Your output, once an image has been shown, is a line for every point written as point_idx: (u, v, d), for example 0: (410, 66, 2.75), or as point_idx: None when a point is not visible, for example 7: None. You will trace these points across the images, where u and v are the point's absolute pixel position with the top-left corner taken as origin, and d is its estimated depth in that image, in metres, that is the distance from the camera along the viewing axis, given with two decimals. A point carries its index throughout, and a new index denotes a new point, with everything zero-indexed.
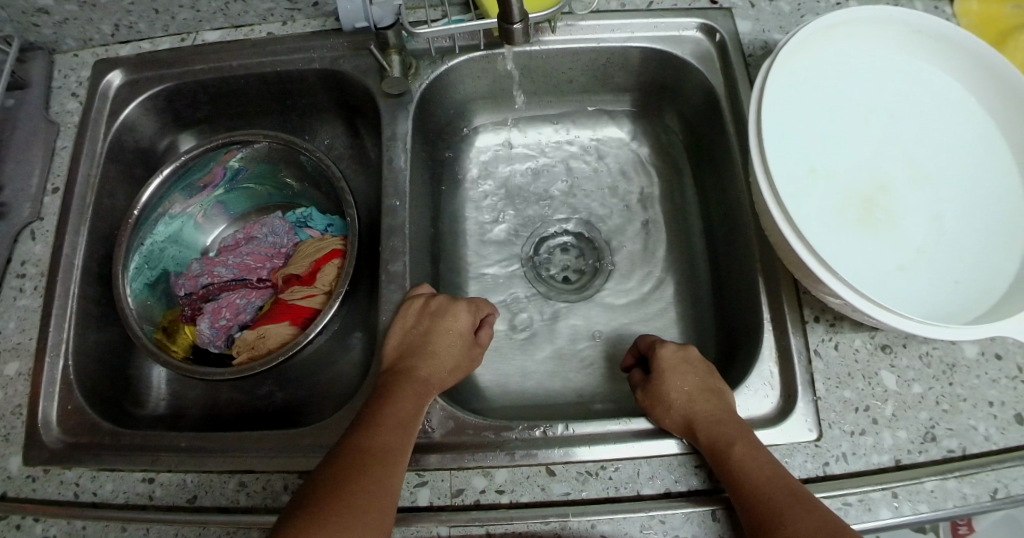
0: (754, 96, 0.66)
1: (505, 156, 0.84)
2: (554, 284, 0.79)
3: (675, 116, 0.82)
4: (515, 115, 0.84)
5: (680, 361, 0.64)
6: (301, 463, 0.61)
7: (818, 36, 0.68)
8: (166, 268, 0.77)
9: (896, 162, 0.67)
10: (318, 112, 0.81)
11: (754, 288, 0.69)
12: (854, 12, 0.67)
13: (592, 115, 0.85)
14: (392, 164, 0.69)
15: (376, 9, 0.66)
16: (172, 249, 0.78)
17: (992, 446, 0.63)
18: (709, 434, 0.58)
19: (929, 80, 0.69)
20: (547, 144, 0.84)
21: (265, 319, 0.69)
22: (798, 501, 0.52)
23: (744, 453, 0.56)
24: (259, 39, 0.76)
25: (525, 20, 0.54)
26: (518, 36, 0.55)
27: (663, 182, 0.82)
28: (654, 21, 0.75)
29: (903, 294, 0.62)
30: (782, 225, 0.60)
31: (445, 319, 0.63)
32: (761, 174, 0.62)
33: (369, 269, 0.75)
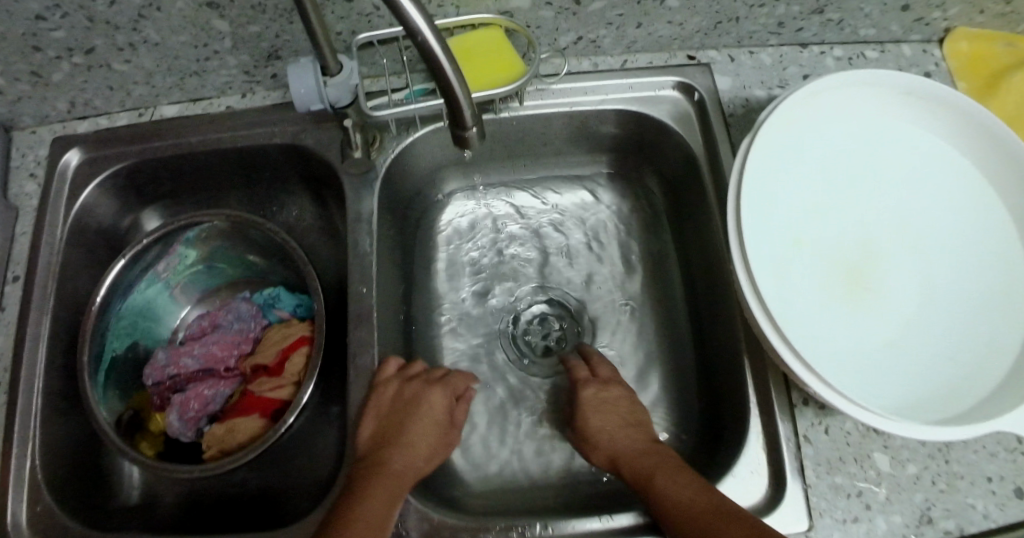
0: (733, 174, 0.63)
1: (477, 218, 0.81)
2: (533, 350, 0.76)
3: (655, 174, 0.79)
4: (490, 179, 0.81)
5: (613, 398, 0.65)
6: None
7: (800, 103, 0.65)
8: (132, 344, 0.75)
9: (884, 228, 0.64)
10: (284, 184, 0.78)
11: (738, 366, 0.66)
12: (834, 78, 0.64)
13: (569, 176, 0.82)
14: (357, 248, 0.67)
15: (332, 90, 0.63)
16: (140, 324, 0.76)
17: (993, 527, 0.61)
18: (632, 468, 0.58)
19: (915, 138, 0.66)
20: (521, 204, 0.81)
21: (234, 412, 0.68)
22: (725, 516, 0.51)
23: (665, 480, 0.55)
24: (217, 113, 0.74)
25: (477, 121, 0.51)
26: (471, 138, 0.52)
27: (644, 242, 0.79)
28: (630, 81, 0.72)
29: (899, 374, 0.59)
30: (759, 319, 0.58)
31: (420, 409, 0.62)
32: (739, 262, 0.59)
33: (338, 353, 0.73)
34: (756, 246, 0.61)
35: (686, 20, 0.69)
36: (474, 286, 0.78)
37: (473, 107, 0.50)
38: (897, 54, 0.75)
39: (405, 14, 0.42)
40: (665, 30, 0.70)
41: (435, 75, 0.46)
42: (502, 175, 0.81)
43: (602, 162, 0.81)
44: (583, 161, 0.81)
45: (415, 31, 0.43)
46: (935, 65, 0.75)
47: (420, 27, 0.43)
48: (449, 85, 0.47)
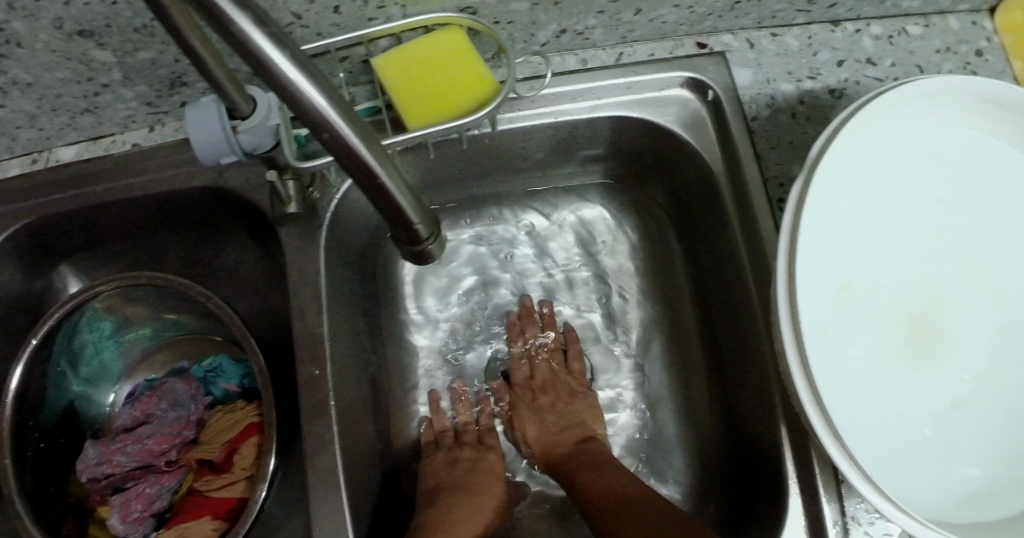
0: (786, 225, 0.49)
1: (452, 254, 0.68)
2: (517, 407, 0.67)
3: (661, 186, 0.66)
4: (465, 202, 0.68)
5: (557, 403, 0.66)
6: None
7: (860, 120, 0.50)
8: (65, 420, 0.64)
9: (950, 267, 0.52)
10: (219, 228, 0.65)
11: (773, 431, 0.55)
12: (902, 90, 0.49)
13: (556, 191, 0.69)
14: (304, 319, 0.55)
15: (245, 137, 0.49)
16: (71, 394, 0.65)
17: None
18: (561, 470, 0.61)
19: (981, 152, 0.53)
20: (501, 235, 0.69)
21: (182, 514, 0.57)
22: (635, 512, 0.54)
23: (586, 479, 0.58)
24: (123, 154, 0.60)
25: (436, 232, 0.44)
26: (431, 248, 0.45)
27: (648, 267, 0.68)
28: (627, 81, 0.58)
29: (963, 451, 0.49)
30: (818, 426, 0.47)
31: (474, 473, 0.61)
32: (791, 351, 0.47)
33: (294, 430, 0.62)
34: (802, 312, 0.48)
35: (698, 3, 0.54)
36: (453, 335, 0.67)
37: (428, 218, 0.43)
38: (944, 28, 0.61)
39: (314, 111, 0.33)
40: (670, 16, 0.55)
41: (356, 175, 0.37)
42: (473, 196, 0.68)
43: (595, 172, 0.68)
44: (573, 172, 0.67)
45: (323, 127, 0.33)
46: (987, 42, 0.60)
47: (330, 122, 0.33)
48: (378, 184, 0.37)
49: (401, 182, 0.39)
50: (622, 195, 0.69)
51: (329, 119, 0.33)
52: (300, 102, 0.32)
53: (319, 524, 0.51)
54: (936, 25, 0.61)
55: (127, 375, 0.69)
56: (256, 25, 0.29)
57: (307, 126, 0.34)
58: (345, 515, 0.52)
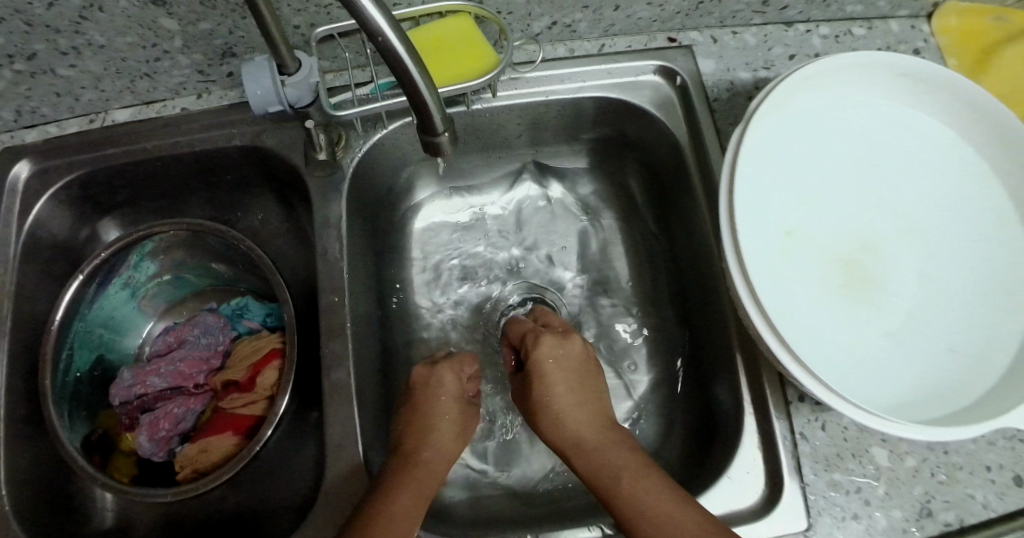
0: (725, 169, 0.58)
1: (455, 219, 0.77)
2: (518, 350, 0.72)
3: (638, 166, 0.75)
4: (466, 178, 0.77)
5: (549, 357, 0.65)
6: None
7: (795, 88, 0.60)
8: (99, 355, 0.71)
9: (884, 216, 0.61)
10: (248, 187, 0.73)
11: (730, 362, 0.63)
12: (832, 61, 0.59)
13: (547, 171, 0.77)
14: (326, 254, 0.64)
15: (290, 90, 0.60)
16: (104, 334, 0.72)
17: (990, 513, 0.63)
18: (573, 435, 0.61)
19: (910, 121, 0.62)
20: (497, 204, 0.78)
21: (206, 430, 0.65)
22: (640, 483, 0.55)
23: (609, 454, 0.58)
24: (172, 117, 0.69)
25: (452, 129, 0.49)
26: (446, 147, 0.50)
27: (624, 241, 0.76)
28: (607, 67, 0.68)
29: (895, 372, 0.57)
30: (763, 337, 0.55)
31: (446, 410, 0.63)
32: (734, 270, 0.56)
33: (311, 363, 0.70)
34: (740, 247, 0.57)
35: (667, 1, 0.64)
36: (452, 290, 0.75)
37: (446, 115, 0.48)
38: (886, 30, 0.72)
39: (365, 14, 0.39)
40: (644, 13, 0.66)
41: (397, 73, 0.43)
42: (477, 169, 0.76)
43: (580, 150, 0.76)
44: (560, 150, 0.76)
45: (374, 29, 0.40)
46: (924, 42, 0.72)
47: (379, 27, 0.40)
48: (412, 81, 0.44)
49: (432, 83, 0.45)
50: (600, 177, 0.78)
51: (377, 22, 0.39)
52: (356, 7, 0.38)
53: (332, 427, 0.59)
54: (878, 27, 0.72)
55: (158, 318, 0.77)
56: None
57: (364, 30, 0.40)
58: (354, 421, 0.59)
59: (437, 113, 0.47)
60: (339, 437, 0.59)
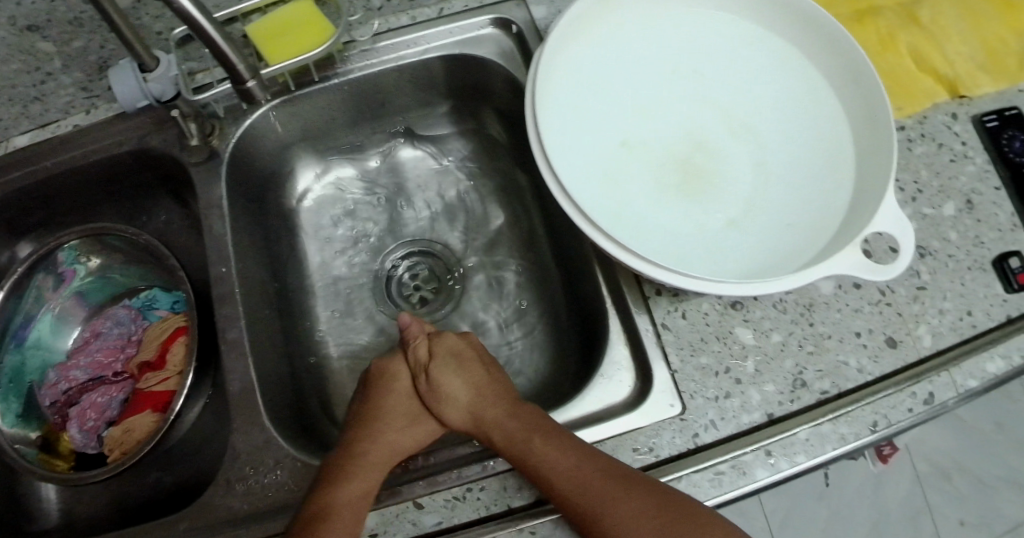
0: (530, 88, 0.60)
1: (336, 188, 0.79)
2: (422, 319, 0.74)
3: (494, 115, 0.77)
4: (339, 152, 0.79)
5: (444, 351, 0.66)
6: None
7: (595, 9, 0.64)
8: (31, 381, 0.74)
9: (707, 115, 0.65)
10: (146, 193, 0.78)
11: (593, 275, 0.67)
12: None
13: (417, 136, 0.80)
14: (211, 232, 0.67)
15: (152, 84, 0.65)
16: (35, 357, 0.75)
17: (866, 377, 0.67)
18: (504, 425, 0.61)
19: (717, 26, 0.67)
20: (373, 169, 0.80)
21: (129, 412, 0.69)
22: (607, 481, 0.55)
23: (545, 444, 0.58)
24: (69, 134, 0.73)
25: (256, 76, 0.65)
26: (257, 93, 0.67)
27: (499, 191, 0.79)
28: (449, 27, 0.71)
29: (737, 252, 0.61)
30: (601, 240, 0.57)
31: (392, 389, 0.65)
32: (552, 181, 0.57)
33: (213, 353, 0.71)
34: (570, 163, 0.61)
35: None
36: (343, 258, 0.77)
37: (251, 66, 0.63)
38: None
39: None
40: None
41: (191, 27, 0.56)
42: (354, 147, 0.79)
43: (440, 109, 0.78)
44: (424, 114, 0.78)
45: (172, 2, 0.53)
46: None
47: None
48: (206, 35, 0.57)
49: (225, 35, 0.58)
50: (470, 138, 0.80)
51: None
52: None
53: (232, 384, 0.64)
54: None
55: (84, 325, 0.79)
56: None
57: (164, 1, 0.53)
58: (251, 375, 0.64)
59: (237, 58, 0.62)
60: (240, 391, 0.64)
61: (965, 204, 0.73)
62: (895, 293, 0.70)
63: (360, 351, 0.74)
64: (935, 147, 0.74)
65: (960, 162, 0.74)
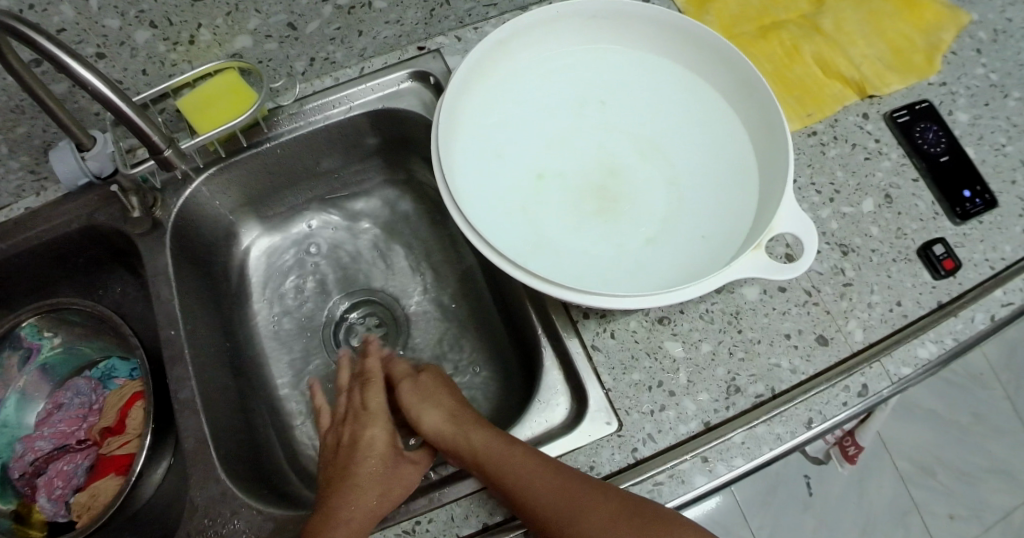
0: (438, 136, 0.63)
1: (284, 248, 0.82)
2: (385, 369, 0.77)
3: (423, 161, 0.80)
4: (282, 213, 0.82)
5: (412, 393, 0.66)
6: None
7: (496, 53, 0.67)
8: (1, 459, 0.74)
9: (617, 142, 0.69)
10: (100, 267, 0.81)
11: (524, 305, 0.70)
12: (518, 22, 0.66)
13: (355, 188, 0.83)
14: (159, 297, 0.70)
15: (91, 162, 0.69)
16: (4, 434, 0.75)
17: (800, 377, 0.69)
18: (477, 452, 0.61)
19: (617, 55, 0.70)
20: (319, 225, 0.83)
21: (94, 476, 0.72)
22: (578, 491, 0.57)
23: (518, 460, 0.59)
24: (18, 216, 0.77)
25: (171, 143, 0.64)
26: (173, 159, 0.66)
27: (437, 231, 0.82)
28: (369, 84, 0.74)
29: (654, 267, 0.64)
30: (520, 273, 0.59)
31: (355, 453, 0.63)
32: (465, 221, 0.60)
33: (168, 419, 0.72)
34: (481, 198, 0.64)
35: (402, 17, 0.71)
36: (293, 312, 0.80)
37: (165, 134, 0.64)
38: None
39: (71, 69, 0.53)
40: (388, 31, 0.73)
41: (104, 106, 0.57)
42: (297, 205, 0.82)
43: (376, 162, 0.82)
44: (361, 167, 0.81)
45: (84, 83, 0.55)
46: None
47: (84, 79, 0.54)
48: (118, 110, 0.58)
49: (138, 109, 0.60)
50: (404, 182, 0.83)
51: (79, 72, 0.54)
52: (60, 64, 0.53)
53: (186, 440, 0.66)
54: None
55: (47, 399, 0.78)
56: (28, 29, 0.51)
57: (76, 82, 0.55)
58: (204, 430, 0.67)
59: (157, 131, 0.62)
60: (194, 446, 0.66)
61: (885, 199, 0.75)
62: (822, 292, 0.72)
63: (315, 397, 0.77)
64: (849, 147, 0.77)
65: (875, 159, 0.77)
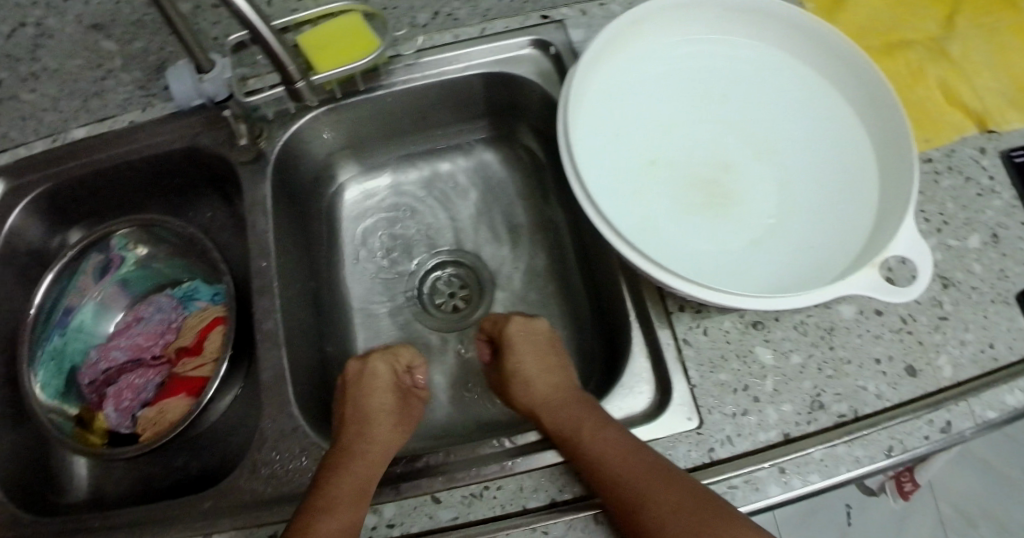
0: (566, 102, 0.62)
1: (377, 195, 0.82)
2: (478, 321, 0.77)
3: (530, 132, 0.80)
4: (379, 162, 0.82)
5: (516, 339, 0.70)
6: (224, 526, 0.62)
7: (632, 29, 0.66)
8: (75, 363, 0.78)
9: (735, 139, 0.67)
10: (194, 190, 0.83)
11: (618, 287, 0.69)
12: (662, 1, 0.65)
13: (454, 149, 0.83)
14: (255, 228, 0.70)
15: (207, 84, 0.67)
16: (77, 341, 0.79)
17: (886, 403, 0.67)
18: (556, 416, 0.64)
19: (747, 53, 0.69)
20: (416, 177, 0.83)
21: (164, 394, 0.73)
22: (655, 476, 0.56)
23: (590, 435, 0.60)
24: (123, 129, 0.77)
25: (305, 76, 0.66)
26: (305, 90, 0.68)
27: (528, 202, 0.81)
28: (490, 46, 0.73)
29: (757, 273, 0.63)
30: (628, 251, 0.58)
31: (366, 383, 0.70)
32: (581, 189, 0.59)
33: (248, 345, 0.74)
34: (593, 173, 0.63)
35: None
36: (376, 260, 0.80)
37: (299, 66, 0.64)
38: None
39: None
40: None
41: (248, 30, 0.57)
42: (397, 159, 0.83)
43: (479, 126, 0.81)
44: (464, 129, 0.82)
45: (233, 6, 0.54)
46: None
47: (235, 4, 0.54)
48: (261, 36, 0.58)
49: (278, 35, 0.60)
50: (505, 151, 0.83)
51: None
52: None
53: (265, 372, 0.67)
54: None
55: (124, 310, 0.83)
56: None
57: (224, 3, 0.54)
58: (283, 365, 0.67)
59: (291, 61, 0.63)
60: (271, 379, 0.66)
61: (992, 238, 0.73)
62: (918, 321, 0.70)
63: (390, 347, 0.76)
64: (963, 180, 0.75)
65: (988, 196, 0.74)
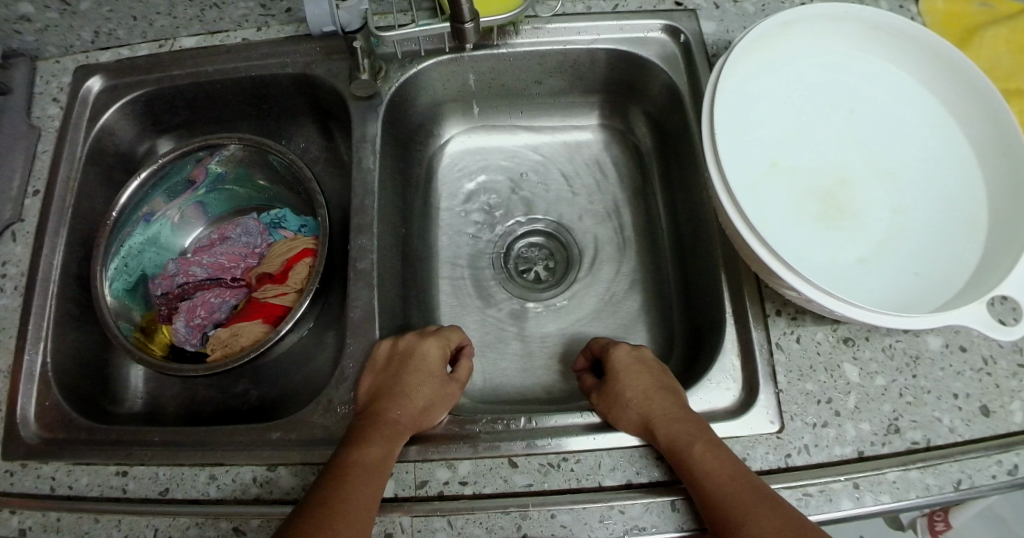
0: (707, 94, 0.65)
1: (477, 157, 0.85)
2: (570, 281, 0.80)
3: (642, 117, 0.82)
4: (483, 123, 0.85)
5: (625, 358, 0.66)
6: (292, 456, 0.61)
7: (776, 32, 0.68)
8: (144, 272, 0.77)
9: (857, 157, 0.68)
10: (293, 117, 0.82)
11: (716, 281, 0.71)
12: (809, 8, 0.67)
13: (560, 124, 0.85)
14: (361, 165, 0.70)
15: (343, 13, 0.68)
16: (150, 252, 0.78)
17: (957, 438, 0.65)
18: (667, 433, 0.59)
19: (880, 76, 0.70)
20: (517, 144, 0.85)
21: (239, 317, 0.71)
22: (761, 499, 0.54)
23: (702, 451, 0.57)
24: (234, 45, 0.76)
25: (475, 18, 0.60)
26: (470, 33, 0.61)
27: (629, 189, 0.83)
28: (620, 23, 0.74)
29: (864, 288, 0.62)
30: (747, 237, 0.59)
31: (413, 359, 0.64)
32: (714, 169, 0.61)
33: (342, 270, 0.76)
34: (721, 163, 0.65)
35: None
36: (473, 216, 0.83)
37: (473, 4, 0.59)
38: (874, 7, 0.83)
39: None
40: None
41: None
42: (502, 124, 0.85)
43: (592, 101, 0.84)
44: (575, 101, 0.84)
45: None
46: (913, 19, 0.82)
47: None
48: None
49: None
50: (612, 130, 0.85)
51: None
52: None
53: (354, 310, 0.66)
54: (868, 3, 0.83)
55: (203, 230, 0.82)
56: None
57: None
58: (373, 305, 0.67)
59: None
60: (359, 318, 0.66)
61: None
62: (998, 365, 0.67)
63: (471, 305, 0.78)
64: None
65: None
